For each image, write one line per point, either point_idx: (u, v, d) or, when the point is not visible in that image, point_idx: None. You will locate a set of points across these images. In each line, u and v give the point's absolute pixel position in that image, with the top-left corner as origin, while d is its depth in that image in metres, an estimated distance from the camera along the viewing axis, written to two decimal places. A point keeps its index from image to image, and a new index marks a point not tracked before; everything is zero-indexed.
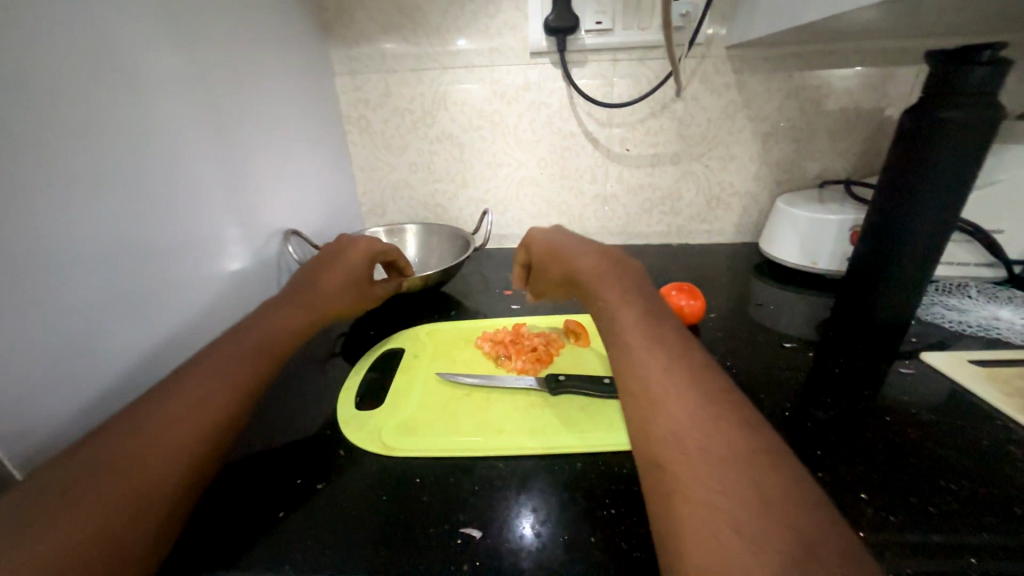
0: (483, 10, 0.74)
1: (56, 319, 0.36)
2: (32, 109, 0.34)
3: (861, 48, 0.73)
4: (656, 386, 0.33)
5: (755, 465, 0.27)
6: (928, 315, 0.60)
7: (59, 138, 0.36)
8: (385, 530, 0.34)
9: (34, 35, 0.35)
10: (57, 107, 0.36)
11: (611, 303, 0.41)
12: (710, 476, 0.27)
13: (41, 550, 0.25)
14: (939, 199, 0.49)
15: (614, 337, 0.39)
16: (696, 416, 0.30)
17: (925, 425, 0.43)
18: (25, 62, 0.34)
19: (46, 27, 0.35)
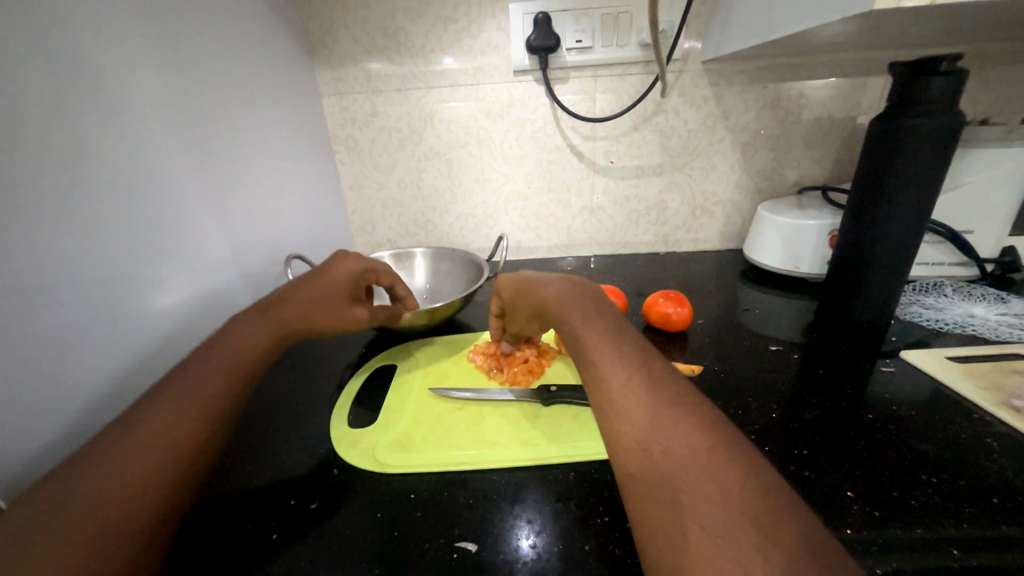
0: (467, 30, 0.76)
1: (38, 347, 0.36)
2: (17, 140, 0.35)
3: (831, 60, 0.76)
4: (621, 399, 0.34)
5: (716, 460, 0.28)
6: (907, 314, 0.62)
7: (43, 166, 0.37)
8: (379, 547, 0.34)
9: (23, 66, 0.35)
10: (41, 138, 0.36)
11: (576, 323, 0.42)
12: (675, 479, 0.28)
13: None
14: (910, 204, 0.50)
15: (582, 355, 0.40)
16: (658, 421, 0.31)
17: (906, 422, 0.44)
18: (10, 94, 0.34)
19: (34, 58, 0.36)
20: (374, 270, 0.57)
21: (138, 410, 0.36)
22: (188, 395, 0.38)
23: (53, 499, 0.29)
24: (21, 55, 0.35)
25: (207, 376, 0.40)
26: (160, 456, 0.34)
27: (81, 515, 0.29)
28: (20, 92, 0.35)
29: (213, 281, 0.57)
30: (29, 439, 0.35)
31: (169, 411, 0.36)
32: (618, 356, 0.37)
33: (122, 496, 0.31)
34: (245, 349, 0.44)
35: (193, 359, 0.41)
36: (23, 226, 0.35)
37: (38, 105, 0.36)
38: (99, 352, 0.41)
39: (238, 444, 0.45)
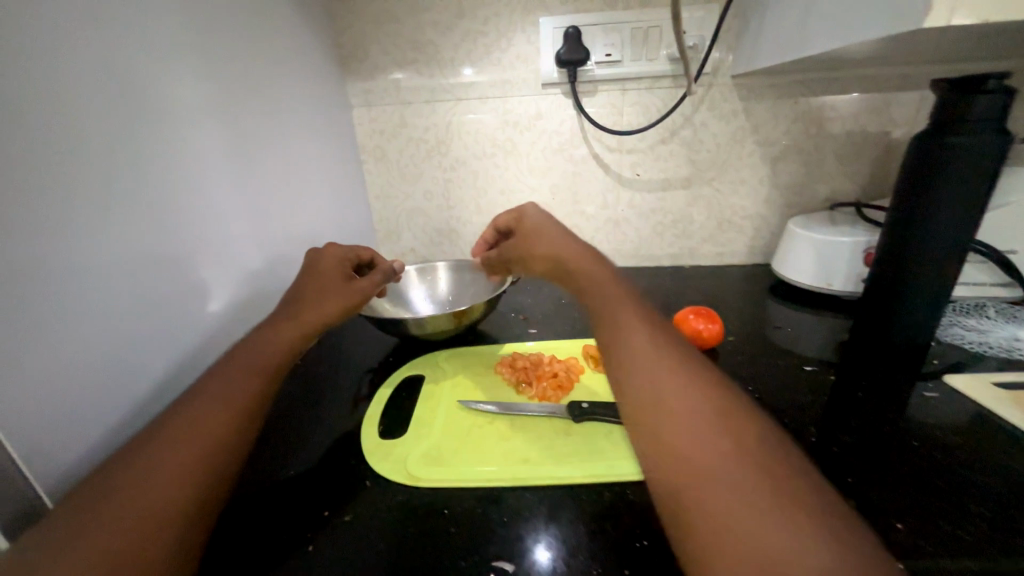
0: (496, 44, 0.77)
1: (81, 350, 0.36)
2: (62, 145, 0.36)
3: (864, 76, 0.75)
4: (670, 412, 0.32)
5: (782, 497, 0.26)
6: (947, 336, 0.60)
7: (86, 171, 0.37)
8: (415, 564, 0.34)
9: (74, 76, 0.37)
10: (84, 143, 0.37)
11: (616, 321, 0.39)
12: (740, 513, 0.26)
13: None
14: (959, 222, 0.49)
15: (621, 356, 0.37)
16: (714, 443, 0.29)
17: (953, 449, 0.42)
18: (56, 100, 0.35)
19: (85, 68, 0.38)
20: (350, 252, 0.61)
21: (172, 414, 0.36)
22: (214, 399, 0.38)
23: (93, 503, 0.30)
24: (68, 65, 0.36)
25: (234, 380, 0.40)
26: (193, 459, 0.34)
27: (120, 522, 0.29)
28: (68, 100, 0.36)
29: (245, 287, 0.58)
30: (74, 440, 0.36)
31: (203, 416, 0.37)
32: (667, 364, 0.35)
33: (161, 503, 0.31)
34: (280, 356, 0.45)
35: (218, 364, 0.42)
36: (65, 228, 0.36)
37: (84, 112, 0.37)
38: (137, 356, 0.42)
39: (270, 450, 0.45)
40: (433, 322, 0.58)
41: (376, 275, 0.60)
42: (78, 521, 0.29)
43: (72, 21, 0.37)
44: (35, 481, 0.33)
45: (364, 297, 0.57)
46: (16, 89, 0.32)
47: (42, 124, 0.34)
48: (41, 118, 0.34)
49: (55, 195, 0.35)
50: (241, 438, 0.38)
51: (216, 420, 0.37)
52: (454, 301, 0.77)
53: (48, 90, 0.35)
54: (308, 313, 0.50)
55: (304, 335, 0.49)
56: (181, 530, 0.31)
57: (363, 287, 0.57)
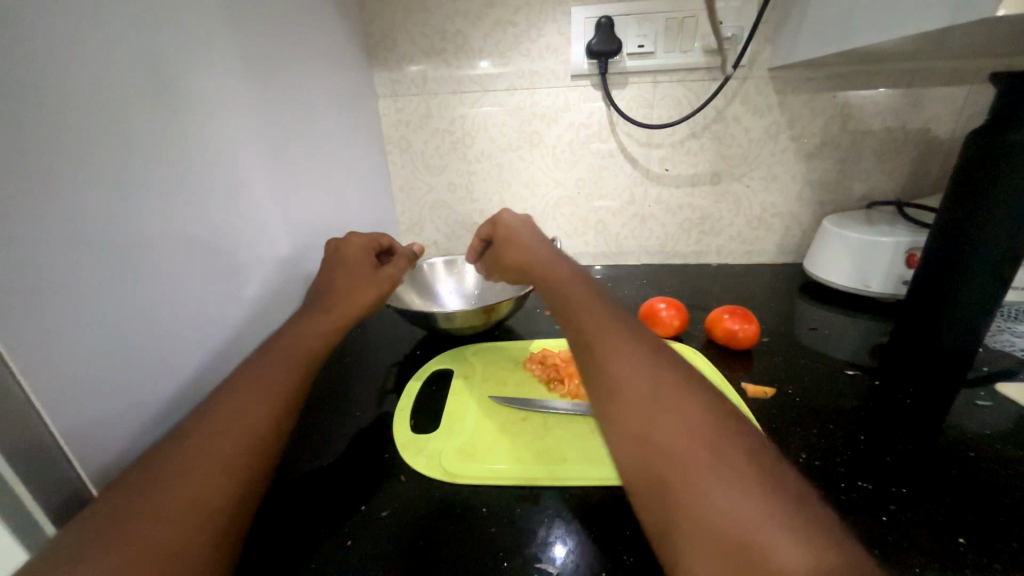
0: (525, 34, 0.76)
1: (122, 339, 0.36)
2: (96, 130, 0.35)
3: (909, 69, 0.72)
4: (643, 408, 0.32)
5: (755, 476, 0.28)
6: (995, 342, 0.58)
7: (117, 157, 0.37)
8: (456, 563, 0.33)
9: (107, 61, 0.36)
10: (118, 129, 0.37)
11: (585, 319, 0.40)
12: (718, 496, 0.27)
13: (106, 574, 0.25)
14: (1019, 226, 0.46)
15: (591, 356, 0.37)
16: (684, 430, 0.31)
17: (1010, 461, 0.40)
18: (90, 85, 0.35)
19: (118, 52, 0.37)
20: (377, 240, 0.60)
21: (209, 405, 0.36)
22: (249, 390, 0.38)
23: (132, 495, 0.29)
24: (100, 48, 0.36)
25: (268, 372, 0.40)
26: (229, 452, 0.33)
27: (162, 517, 0.29)
28: (102, 84, 0.36)
29: (274, 277, 0.57)
30: (115, 428, 0.36)
31: (240, 410, 0.36)
32: (637, 358, 0.36)
33: (201, 501, 0.30)
34: (317, 349, 0.45)
35: (252, 356, 0.42)
36: (102, 215, 0.35)
37: (117, 97, 0.37)
38: (174, 346, 0.41)
39: (302, 441, 0.45)
40: (460, 319, 0.58)
41: (400, 266, 0.59)
42: (120, 513, 0.28)
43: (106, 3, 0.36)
44: (81, 468, 0.33)
45: (388, 286, 0.56)
46: (53, 71, 0.32)
47: (78, 108, 0.33)
48: (75, 102, 0.33)
49: (92, 183, 0.34)
50: (277, 432, 0.37)
51: (252, 412, 0.36)
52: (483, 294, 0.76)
53: (81, 71, 0.34)
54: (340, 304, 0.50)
55: (338, 325, 0.49)
56: (219, 525, 0.31)
57: (388, 274, 0.56)
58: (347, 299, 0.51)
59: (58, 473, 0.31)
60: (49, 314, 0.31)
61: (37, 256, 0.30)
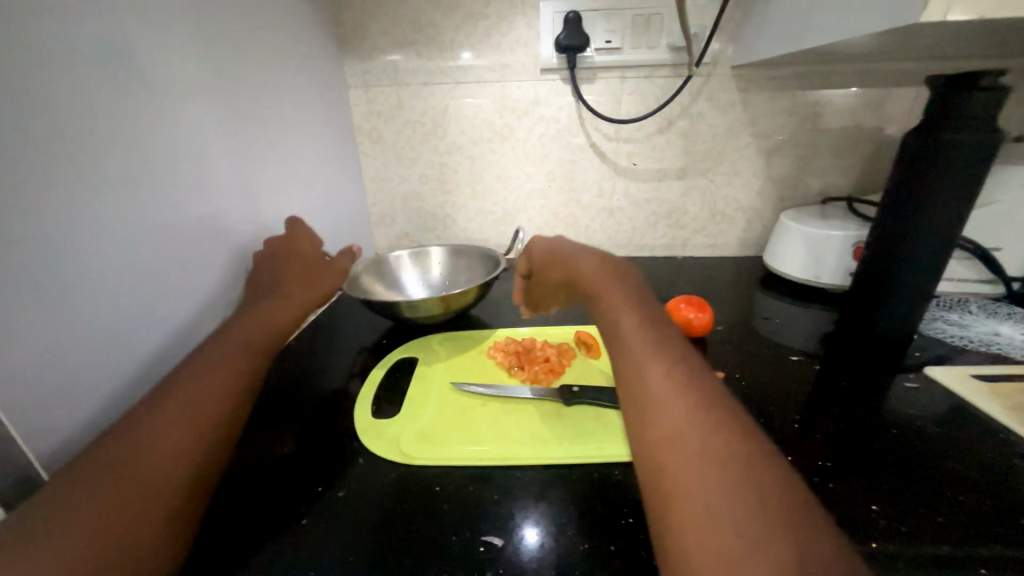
0: (496, 27, 0.76)
1: (73, 325, 0.36)
2: (49, 117, 0.34)
3: (863, 70, 0.75)
4: (668, 410, 0.33)
5: (769, 487, 0.27)
6: (930, 330, 0.62)
7: (72, 144, 0.36)
8: (408, 537, 0.35)
9: (63, 44, 0.35)
10: (74, 115, 0.36)
11: (623, 327, 0.42)
12: (735, 520, 0.26)
13: (58, 552, 0.26)
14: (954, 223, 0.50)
15: (626, 362, 0.39)
16: (703, 435, 0.31)
17: (931, 437, 0.44)
18: (43, 70, 0.34)
19: (74, 36, 0.36)
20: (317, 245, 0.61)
21: (166, 390, 0.37)
22: (208, 377, 0.38)
23: (81, 480, 0.29)
24: (55, 32, 0.35)
25: (227, 360, 0.41)
26: (189, 438, 0.34)
27: (112, 501, 0.29)
28: (56, 68, 0.35)
29: (240, 266, 0.57)
30: (67, 412, 0.36)
31: (195, 398, 0.36)
32: (667, 364, 0.37)
33: (154, 486, 0.31)
34: (269, 339, 0.46)
35: (207, 343, 0.42)
36: (54, 201, 0.35)
37: (73, 84, 0.36)
38: (130, 333, 0.41)
39: (263, 426, 0.46)
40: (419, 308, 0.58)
41: (342, 269, 0.61)
42: (68, 497, 0.28)
43: None
44: (30, 453, 0.33)
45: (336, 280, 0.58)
46: (2, 54, 0.31)
47: (28, 94, 0.33)
48: (26, 88, 0.33)
49: (41, 167, 0.34)
50: (232, 420, 0.38)
51: (211, 398, 0.37)
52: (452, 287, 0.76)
53: (31, 55, 0.33)
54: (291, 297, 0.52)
55: (293, 319, 0.50)
56: (172, 510, 0.31)
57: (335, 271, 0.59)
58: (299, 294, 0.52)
59: (4, 458, 0.31)
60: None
61: None
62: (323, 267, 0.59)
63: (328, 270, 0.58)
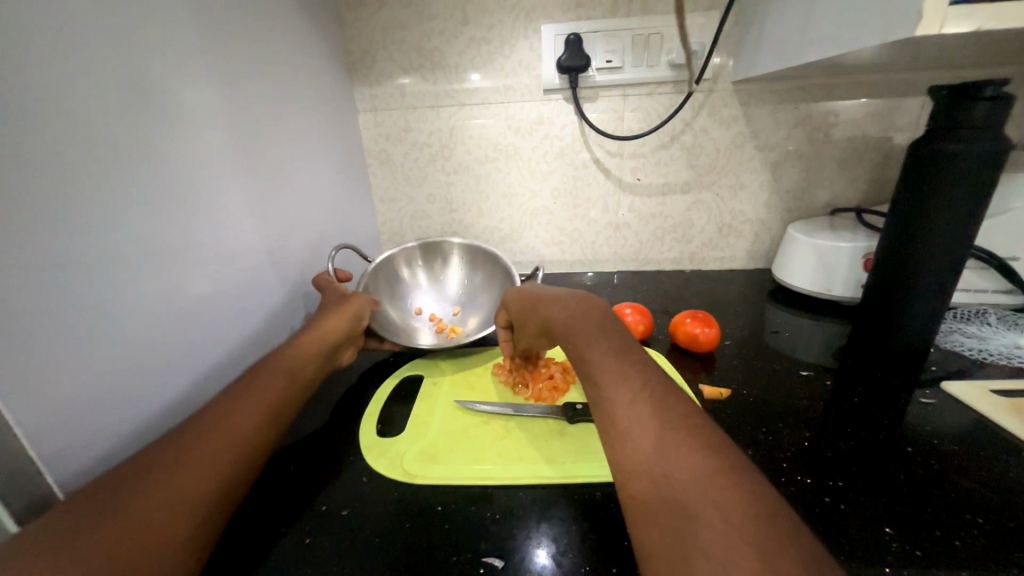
0: (499, 50, 0.78)
1: (105, 349, 0.38)
2: (79, 147, 0.36)
3: (866, 81, 0.75)
4: (644, 440, 0.32)
5: (747, 506, 0.27)
6: (947, 343, 0.60)
7: (100, 174, 0.38)
8: (410, 558, 0.35)
9: (91, 79, 0.38)
10: (102, 145, 0.38)
11: (594, 357, 0.41)
12: (711, 550, 0.25)
13: (82, 558, 0.26)
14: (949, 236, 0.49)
15: (597, 393, 0.38)
16: (677, 458, 0.30)
17: (948, 456, 0.42)
18: (74, 104, 0.36)
19: (98, 70, 0.38)
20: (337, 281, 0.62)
21: (208, 410, 0.38)
22: (241, 401, 0.40)
23: (112, 494, 0.30)
24: (83, 69, 0.37)
25: (258, 385, 0.42)
26: (216, 454, 0.35)
27: (140, 520, 0.29)
28: (87, 101, 0.37)
29: (255, 286, 0.59)
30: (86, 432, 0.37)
31: (229, 422, 0.38)
32: (641, 391, 0.36)
33: (180, 505, 0.31)
34: (295, 368, 0.47)
35: (251, 371, 0.44)
36: (84, 227, 0.36)
37: (101, 114, 0.38)
38: (157, 355, 0.42)
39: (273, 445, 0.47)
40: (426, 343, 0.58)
41: (367, 297, 0.60)
42: (96, 505, 0.29)
43: (90, 28, 0.38)
44: (51, 471, 0.34)
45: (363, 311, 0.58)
46: (37, 90, 0.33)
47: (60, 128, 0.35)
48: (60, 121, 0.35)
49: (74, 197, 0.36)
50: (261, 446, 0.39)
51: (242, 419, 0.38)
52: (467, 303, 0.71)
53: (63, 89, 0.35)
54: (315, 327, 0.52)
55: (321, 347, 0.51)
56: (194, 530, 0.31)
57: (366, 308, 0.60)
58: (323, 325, 0.53)
59: (26, 477, 0.32)
60: (35, 321, 0.33)
61: (20, 268, 0.32)
62: (347, 294, 0.59)
63: (352, 295, 0.59)
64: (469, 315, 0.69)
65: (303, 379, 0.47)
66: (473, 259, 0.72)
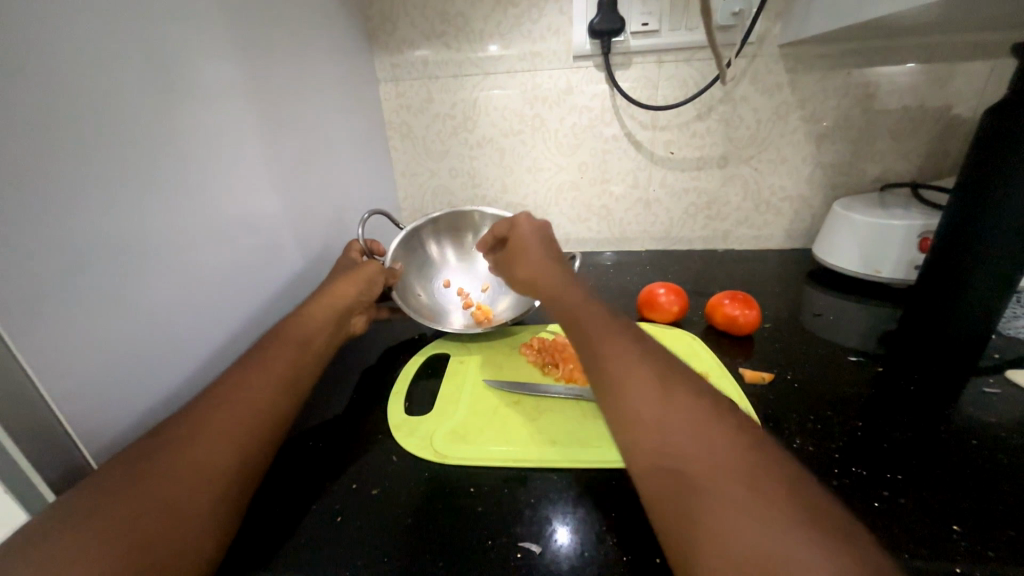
0: (526, 14, 0.74)
1: (131, 322, 0.37)
2: (97, 117, 0.35)
3: (928, 44, 0.68)
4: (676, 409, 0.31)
5: (752, 469, 0.27)
6: (1010, 329, 0.56)
7: (118, 144, 0.37)
8: (442, 540, 0.34)
9: (109, 42, 0.36)
10: (121, 111, 0.37)
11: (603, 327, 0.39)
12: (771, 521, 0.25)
13: (105, 532, 0.26)
14: (1008, 211, 0.45)
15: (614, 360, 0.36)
16: (684, 431, 0.30)
17: (1017, 450, 0.39)
18: (89, 71, 0.34)
19: (115, 33, 0.37)
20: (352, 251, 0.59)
21: (224, 381, 0.37)
22: (257, 373, 0.39)
23: (133, 468, 0.29)
24: (99, 30, 0.35)
25: (273, 357, 0.41)
26: (234, 428, 0.34)
27: (163, 494, 0.29)
28: (103, 65, 0.35)
29: (276, 260, 0.58)
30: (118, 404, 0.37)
31: (242, 395, 0.36)
32: (638, 355, 0.36)
33: (201, 479, 0.31)
34: (303, 337, 0.45)
35: (261, 341, 0.42)
36: (106, 198, 0.35)
37: (119, 79, 0.37)
38: (183, 328, 0.42)
39: (299, 422, 0.46)
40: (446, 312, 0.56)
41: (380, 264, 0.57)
42: (118, 477, 0.29)
43: None
44: (84, 441, 0.34)
45: (376, 278, 0.56)
46: (50, 56, 0.32)
47: (75, 95, 0.33)
48: (78, 90, 0.33)
49: (94, 167, 0.34)
50: (278, 419, 0.38)
51: (257, 392, 0.37)
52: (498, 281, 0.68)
53: (77, 51, 0.34)
54: (327, 298, 0.50)
55: (334, 318, 0.49)
56: (216, 503, 0.31)
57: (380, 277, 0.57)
58: (330, 292, 0.51)
59: (60, 448, 0.32)
60: (58, 292, 0.32)
61: (44, 240, 0.31)
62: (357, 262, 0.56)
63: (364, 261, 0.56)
64: (499, 295, 0.66)
65: (314, 348, 0.45)
66: None
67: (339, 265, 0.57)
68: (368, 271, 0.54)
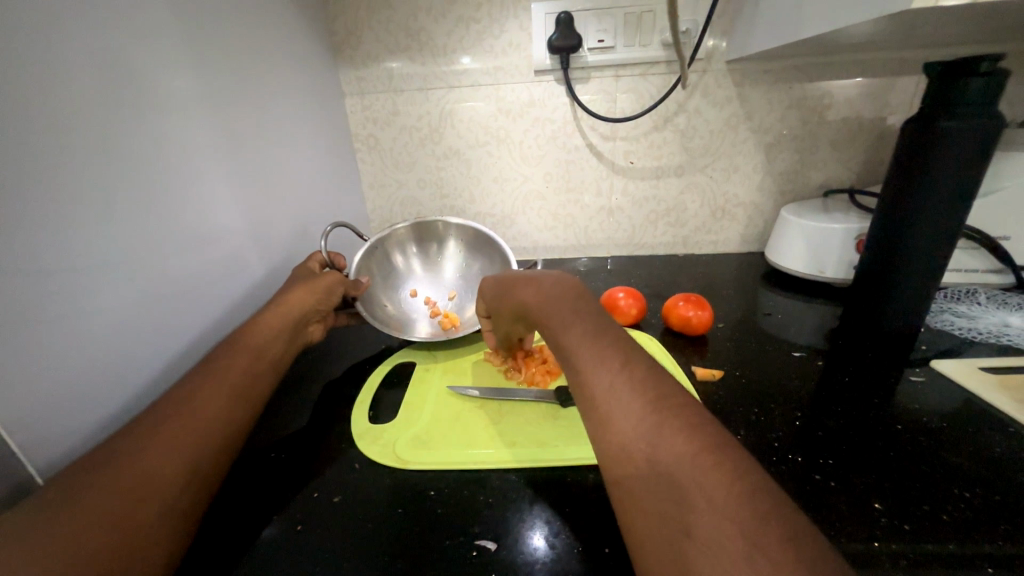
0: (488, 30, 0.76)
1: (79, 336, 0.36)
2: (48, 131, 0.35)
3: (861, 60, 0.74)
4: (629, 424, 0.30)
5: (695, 480, 0.26)
6: (937, 322, 0.60)
7: (69, 158, 0.36)
8: (402, 543, 0.35)
9: (63, 57, 0.36)
10: (74, 126, 0.37)
11: (569, 343, 0.37)
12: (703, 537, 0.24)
13: (47, 544, 0.26)
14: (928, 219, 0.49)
15: (576, 377, 0.35)
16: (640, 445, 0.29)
17: (936, 433, 0.43)
18: (38, 84, 0.34)
19: (70, 47, 0.37)
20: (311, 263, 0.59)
21: (173, 394, 0.37)
22: (207, 385, 0.38)
23: (78, 482, 0.29)
24: (53, 45, 0.35)
25: (226, 369, 0.41)
26: (184, 440, 0.34)
27: (107, 506, 0.29)
28: (56, 79, 0.36)
29: (237, 272, 0.57)
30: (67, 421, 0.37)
31: (193, 407, 0.36)
32: (602, 359, 0.34)
33: (150, 489, 0.31)
34: (259, 347, 0.45)
35: (215, 352, 0.42)
36: (59, 212, 0.35)
37: (72, 93, 0.37)
38: (137, 343, 0.42)
39: (265, 432, 0.46)
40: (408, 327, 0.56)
41: (340, 276, 0.58)
42: (66, 490, 0.29)
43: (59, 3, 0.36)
44: (30, 459, 0.33)
45: (335, 287, 0.56)
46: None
47: (23, 107, 0.33)
48: (27, 104, 0.33)
49: (43, 181, 0.34)
50: (231, 428, 0.38)
51: (207, 404, 0.37)
52: (464, 288, 0.69)
53: (29, 66, 0.34)
54: (284, 309, 0.50)
55: (290, 328, 0.50)
56: (162, 515, 0.31)
57: (339, 288, 0.57)
58: (286, 301, 0.50)
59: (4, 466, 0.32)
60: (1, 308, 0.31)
61: None
62: (313, 273, 0.56)
63: (321, 272, 0.56)
64: (466, 302, 0.68)
65: (270, 358, 0.45)
66: (469, 246, 0.70)
67: (296, 274, 0.56)
68: (325, 282, 0.55)
